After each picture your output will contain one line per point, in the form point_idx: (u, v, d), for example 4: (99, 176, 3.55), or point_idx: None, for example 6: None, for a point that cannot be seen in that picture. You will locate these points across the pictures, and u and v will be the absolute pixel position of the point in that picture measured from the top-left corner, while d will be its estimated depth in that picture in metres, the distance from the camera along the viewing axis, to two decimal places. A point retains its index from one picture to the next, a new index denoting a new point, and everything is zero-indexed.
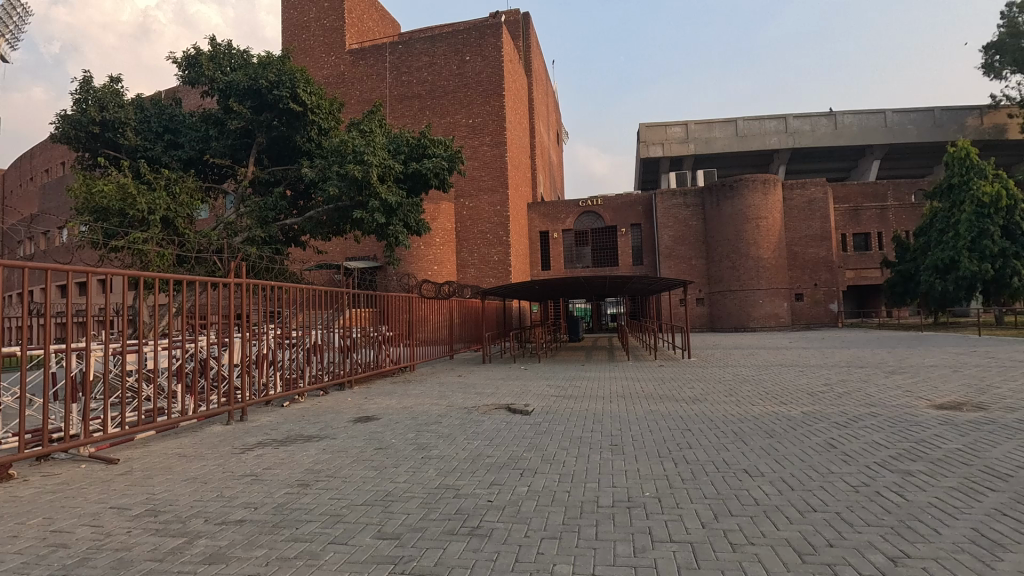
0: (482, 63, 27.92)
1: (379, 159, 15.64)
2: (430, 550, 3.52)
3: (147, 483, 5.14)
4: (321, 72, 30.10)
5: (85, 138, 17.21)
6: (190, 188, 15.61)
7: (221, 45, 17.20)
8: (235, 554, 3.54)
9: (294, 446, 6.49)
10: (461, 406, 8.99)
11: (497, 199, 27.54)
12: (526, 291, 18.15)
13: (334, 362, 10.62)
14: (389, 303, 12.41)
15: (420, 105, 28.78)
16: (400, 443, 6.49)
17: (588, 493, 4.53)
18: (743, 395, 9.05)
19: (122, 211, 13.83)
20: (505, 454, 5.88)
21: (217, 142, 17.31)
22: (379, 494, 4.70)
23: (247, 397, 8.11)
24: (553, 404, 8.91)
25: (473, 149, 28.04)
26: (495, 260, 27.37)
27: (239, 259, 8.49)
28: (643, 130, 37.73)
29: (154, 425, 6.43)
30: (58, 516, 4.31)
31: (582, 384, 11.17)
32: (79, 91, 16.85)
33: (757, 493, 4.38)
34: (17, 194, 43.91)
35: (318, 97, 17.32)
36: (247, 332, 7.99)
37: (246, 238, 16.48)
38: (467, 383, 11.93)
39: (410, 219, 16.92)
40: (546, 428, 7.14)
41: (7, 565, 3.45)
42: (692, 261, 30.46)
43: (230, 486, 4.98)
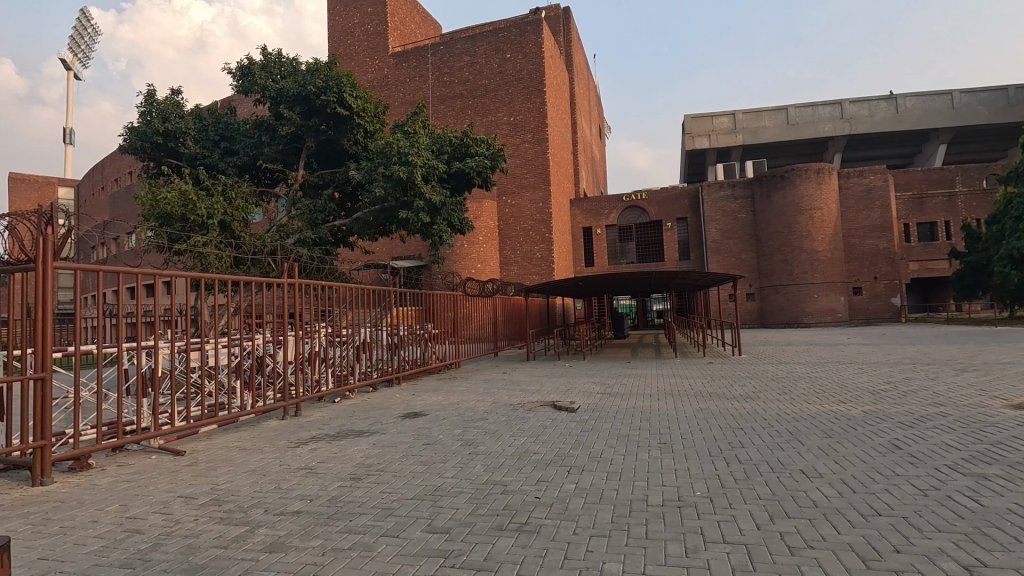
0: (523, 60, 27.91)
1: (423, 159, 15.81)
2: (480, 545, 3.56)
3: (211, 474, 5.42)
4: (365, 76, 30.89)
5: (150, 148, 18.25)
6: (245, 193, 16.34)
7: (272, 54, 17.84)
8: (293, 543, 3.68)
9: (345, 441, 6.68)
10: (505, 402, 9.03)
11: (539, 196, 27.51)
12: (569, 288, 18.03)
13: (382, 359, 10.90)
14: (434, 301, 12.62)
15: (462, 105, 29.10)
16: (447, 438, 6.59)
17: (636, 492, 4.46)
18: (798, 393, 8.71)
19: (184, 216, 14.61)
20: (552, 451, 5.87)
21: (269, 148, 18.04)
22: (428, 489, 4.77)
23: (301, 393, 8.43)
24: (599, 401, 8.81)
25: (515, 147, 28.10)
26: (537, 256, 27.35)
27: (294, 260, 8.78)
28: (688, 122, 36.37)
29: (216, 420, 6.76)
30: (131, 503, 4.60)
31: (628, 381, 11.01)
32: (143, 104, 17.90)
33: (815, 495, 4.21)
34: (90, 201, 47.10)
35: (364, 100, 17.71)
36: (300, 330, 8.27)
37: (297, 240, 17.03)
38: (511, 380, 11.93)
39: (454, 218, 17.14)
40: (592, 425, 7.07)
41: (89, 547, 3.71)
42: (742, 254, 29.47)
43: (287, 478, 5.18)
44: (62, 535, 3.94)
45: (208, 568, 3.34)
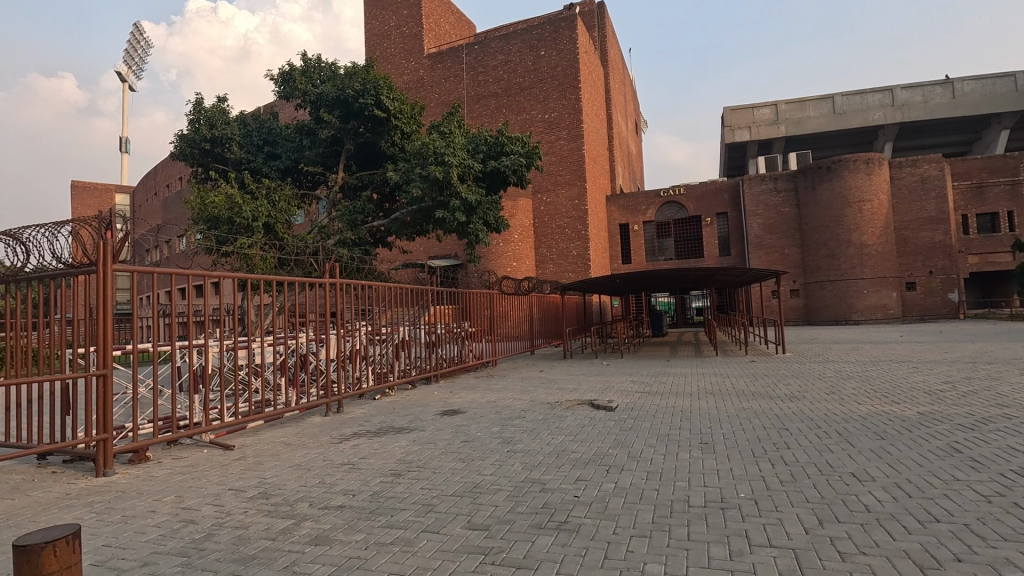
0: (557, 57, 27.76)
1: (459, 159, 15.93)
2: (519, 542, 3.57)
3: (258, 468, 5.62)
4: (401, 78, 31.34)
5: (198, 154, 19.01)
6: (288, 196, 16.85)
7: (311, 60, 18.33)
8: (337, 537, 3.77)
9: (386, 437, 6.81)
10: (543, 400, 9.03)
11: (574, 193, 27.35)
12: (606, 285, 17.85)
13: (420, 357, 11.06)
14: (470, 300, 12.73)
15: (496, 103, 29.20)
16: (485, 436, 6.63)
17: (678, 493, 4.38)
18: (847, 392, 8.40)
19: (230, 219, 15.18)
20: (590, 450, 5.83)
21: (310, 151, 18.54)
22: (467, 485, 4.82)
23: (343, 390, 8.64)
24: (638, 400, 8.70)
25: (550, 145, 28.00)
26: (573, 254, 27.17)
27: (334, 260, 8.98)
28: (727, 114, 35.41)
29: (263, 415, 7.02)
30: (186, 494, 4.81)
31: (668, 380, 10.84)
32: (192, 112, 18.70)
33: (868, 499, 4.04)
34: (144, 207, 49.35)
35: (400, 102, 17.98)
36: (341, 329, 8.49)
37: (338, 240, 17.46)
38: (548, 378, 11.86)
39: (489, 216, 17.24)
40: (630, 425, 6.98)
41: (148, 536, 3.90)
42: (785, 249, 28.54)
43: (330, 473, 5.32)
44: (124, 523, 4.15)
45: (258, 559, 3.46)
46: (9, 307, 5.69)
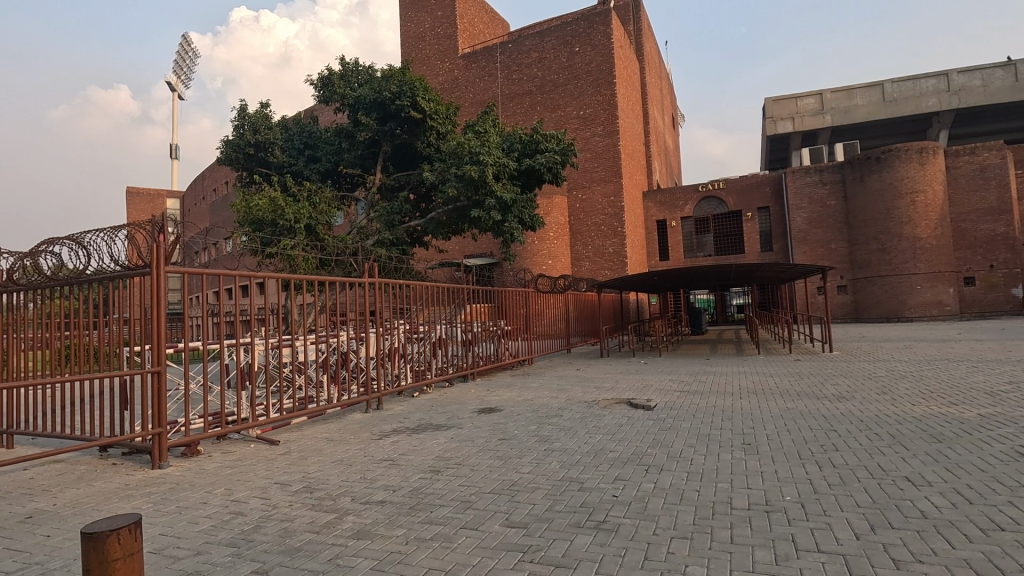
0: (592, 52, 27.48)
1: (494, 158, 15.99)
2: (557, 541, 3.55)
3: (303, 463, 5.79)
4: (436, 79, 31.68)
5: (243, 159, 19.66)
6: (328, 198, 17.25)
7: (349, 64, 18.70)
8: (379, 532, 3.85)
9: (425, 434, 6.90)
10: (579, 399, 9.00)
11: (610, 189, 27.05)
12: (643, 282, 17.60)
13: (457, 355, 11.16)
14: (506, 298, 12.79)
15: (531, 101, 29.16)
16: (523, 434, 6.64)
17: (720, 494, 4.29)
18: (900, 393, 8.04)
19: (274, 221, 15.66)
20: (629, 450, 5.75)
21: (349, 154, 18.94)
22: (505, 483, 4.83)
23: (383, 388, 8.82)
24: (677, 399, 8.55)
25: (585, 141, 27.78)
26: (610, 251, 26.88)
27: (373, 260, 9.13)
28: (769, 105, 34.33)
29: (306, 412, 7.24)
30: (235, 487, 5.00)
31: (708, 378, 10.62)
32: (237, 118, 19.38)
33: (925, 504, 3.85)
34: (193, 211, 51.43)
35: (436, 103, 18.18)
36: (381, 327, 8.67)
37: (376, 240, 17.78)
38: (585, 377, 11.81)
39: (524, 215, 17.28)
40: (670, 424, 6.84)
41: (201, 526, 4.07)
42: (831, 244, 27.51)
43: (372, 469, 5.42)
44: (178, 514, 4.34)
45: (303, 551, 3.56)
46: (72, 308, 6.01)
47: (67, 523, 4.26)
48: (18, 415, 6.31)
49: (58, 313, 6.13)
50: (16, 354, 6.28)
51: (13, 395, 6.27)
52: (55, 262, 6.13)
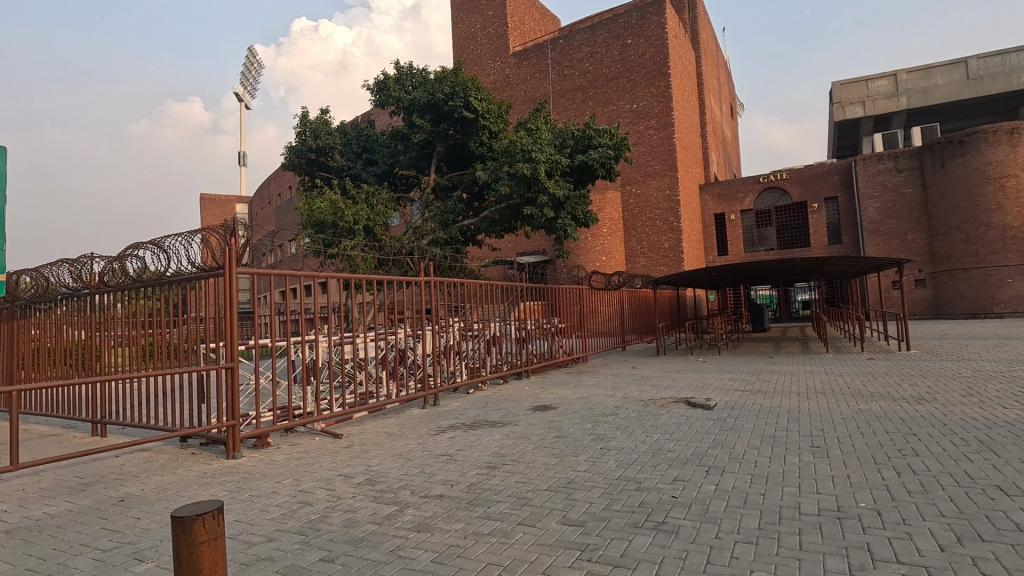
0: (645, 44, 26.89)
1: (546, 155, 15.96)
2: (616, 541, 3.51)
3: (364, 456, 5.98)
4: (488, 78, 31.91)
5: (306, 164, 20.52)
6: (384, 199, 17.71)
7: (404, 67, 19.13)
8: (438, 525, 3.93)
9: (481, 431, 6.98)
10: (635, 397, 8.83)
11: (666, 184, 26.41)
12: (701, 278, 17.08)
13: (511, 353, 11.23)
14: (559, 295, 12.76)
15: (583, 97, 28.90)
16: (578, 432, 6.59)
17: (788, 498, 4.10)
18: (990, 395, 7.41)
19: (334, 223, 16.27)
20: (688, 450, 5.60)
21: (404, 156, 19.44)
22: (561, 481, 4.82)
23: (439, 384, 9.01)
24: (739, 398, 8.25)
25: (638, 135, 27.28)
26: (665, 246, 26.27)
27: (428, 259, 9.29)
28: (836, 90, 32.56)
29: (366, 406, 7.49)
30: (302, 478, 5.24)
31: (772, 378, 10.17)
32: (300, 125, 20.25)
33: (1020, 516, 3.54)
34: (260, 215, 54.11)
35: (488, 102, 18.34)
36: (436, 325, 8.86)
37: (431, 240, 18.14)
38: (641, 375, 11.60)
39: (578, 211, 17.21)
40: (732, 424, 6.62)
41: (272, 514, 4.29)
42: (907, 235, 25.74)
43: (430, 463, 5.55)
44: (251, 501, 4.60)
45: (367, 541, 3.68)
46: (155, 307, 6.46)
47: (154, 507, 4.60)
48: (110, 407, 6.88)
49: (142, 312, 6.60)
50: (108, 350, 6.81)
51: (105, 388, 6.80)
52: (140, 265, 6.58)
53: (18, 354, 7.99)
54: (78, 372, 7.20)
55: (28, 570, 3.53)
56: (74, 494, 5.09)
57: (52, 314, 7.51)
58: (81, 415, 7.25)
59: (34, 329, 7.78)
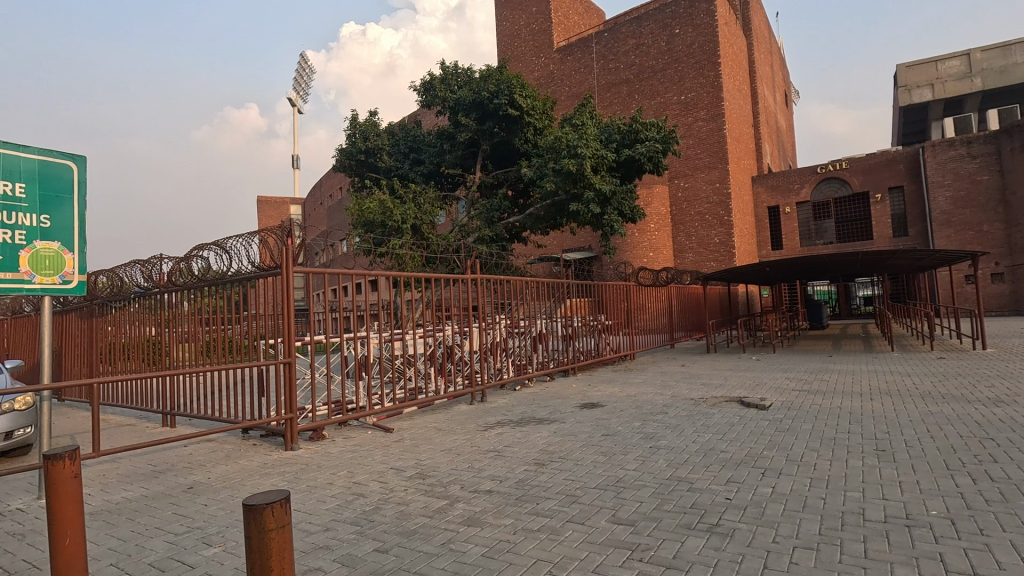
0: (694, 33, 26.18)
1: (592, 150, 15.80)
2: (668, 542, 3.45)
3: (415, 450, 6.11)
4: (533, 75, 31.87)
5: (356, 165, 21.08)
6: (431, 199, 17.98)
7: (449, 67, 19.33)
8: (488, 520, 3.97)
9: (528, 427, 6.99)
10: (685, 396, 8.65)
11: (715, 177, 25.68)
12: (754, 274, 16.54)
13: (558, 350, 11.22)
14: (606, 292, 12.64)
15: (629, 90, 28.43)
16: (627, 431, 6.51)
17: (850, 503, 3.93)
18: None
19: (383, 222, 16.66)
20: (742, 451, 5.43)
21: (450, 155, 19.70)
22: (611, 479, 4.77)
23: (486, 380, 9.11)
24: (796, 398, 7.92)
25: (687, 127, 26.61)
26: (715, 241, 25.53)
27: (475, 257, 9.40)
28: (901, 72, 30.89)
29: (415, 402, 7.67)
30: (356, 471, 5.40)
31: (831, 377, 9.75)
32: (350, 128, 20.83)
33: None
34: (313, 216, 55.99)
35: (533, 99, 18.33)
36: (483, 322, 8.97)
37: (477, 238, 18.31)
38: (690, 373, 11.35)
39: (624, 206, 16.98)
40: (789, 425, 6.38)
41: (328, 504, 4.45)
42: (982, 225, 24.03)
43: (479, 459, 5.60)
44: (310, 491, 4.79)
45: (419, 534, 3.76)
46: (218, 305, 6.79)
47: (220, 495, 4.85)
48: (179, 400, 7.30)
49: (206, 309, 6.96)
50: (176, 345, 7.21)
51: (174, 381, 7.21)
52: (204, 265, 6.94)
53: (97, 349, 8.59)
54: (149, 366, 7.67)
55: (109, 549, 3.80)
56: (148, 480, 5.43)
57: (126, 312, 8.04)
58: (152, 406, 7.72)
59: (110, 326, 8.34)
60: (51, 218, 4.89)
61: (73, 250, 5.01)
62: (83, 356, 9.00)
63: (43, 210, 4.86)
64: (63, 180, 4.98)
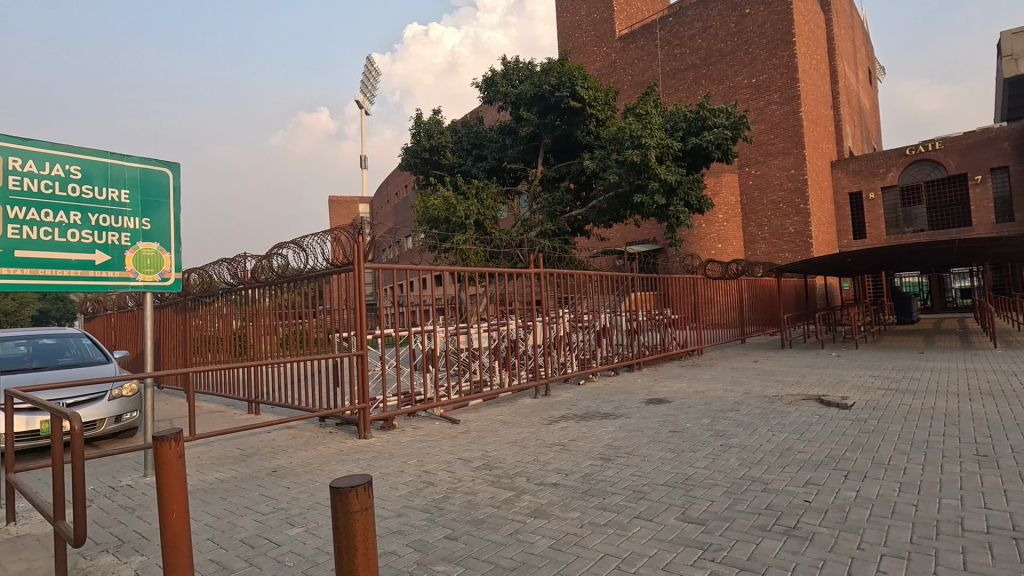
0: (766, 12, 24.88)
1: (657, 140, 15.40)
2: (741, 543, 3.34)
3: (481, 442, 6.23)
4: (594, 65, 31.36)
5: (420, 163, 21.56)
6: (493, 193, 18.16)
7: (510, 62, 19.36)
8: (554, 512, 3.99)
9: (593, 422, 6.94)
10: (758, 393, 8.27)
11: (790, 163, 24.36)
12: (833, 265, 15.55)
13: (622, 344, 11.05)
14: (671, 285, 12.31)
15: (695, 76, 27.41)
16: (696, 428, 6.32)
17: (948, 512, 3.63)
18: None
19: (447, 218, 17.00)
20: (821, 452, 5.15)
21: (512, 150, 19.82)
22: (680, 476, 4.67)
23: (549, 374, 9.14)
24: (882, 398, 7.39)
25: (759, 111, 25.37)
26: (790, 231, 24.22)
27: (538, 252, 9.41)
28: (1005, 38, 28.04)
29: (480, 395, 7.81)
30: (425, 460, 5.58)
31: (921, 375, 9.03)
32: (415, 127, 21.31)
33: None
34: (381, 213, 57.84)
35: (595, 90, 18.10)
36: (546, 317, 8.99)
37: (539, 232, 18.36)
38: (762, 369, 10.86)
39: (691, 196, 16.44)
40: (874, 426, 5.97)
41: (400, 491, 4.63)
42: None
43: (544, 452, 5.64)
44: (383, 478, 5.01)
45: (487, 523, 3.84)
46: (295, 300, 7.19)
47: (301, 479, 5.16)
48: (261, 389, 7.79)
49: (284, 304, 7.38)
50: (259, 337, 7.72)
51: (258, 371, 7.73)
52: (283, 262, 7.35)
53: (190, 341, 9.32)
54: (236, 357, 8.24)
55: (207, 525, 4.14)
56: (237, 463, 5.86)
57: (215, 306, 8.66)
58: (238, 394, 8.32)
59: (201, 319, 9.00)
60: (151, 220, 5.34)
61: (170, 250, 5.44)
62: (178, 348, 9.82)
63: (145, 214, 5.31)
64: (161, 185, 5.41)
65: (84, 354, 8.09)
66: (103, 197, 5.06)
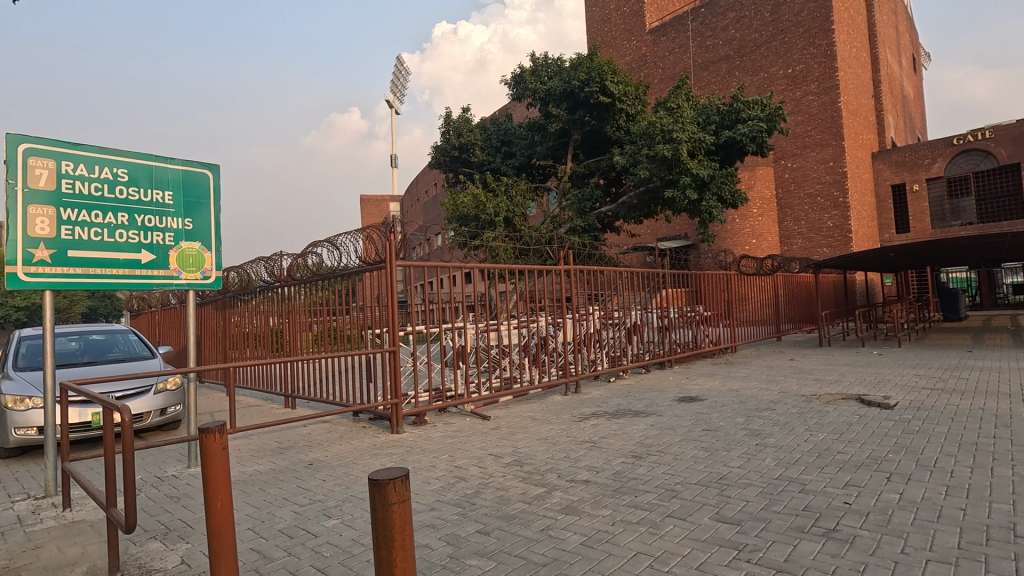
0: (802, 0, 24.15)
1: (689, 134, 15.13)
2: (778, 544, 3.28)
3: (512, 438, 6.26)
4: (624, 60, 30.98)
5: (450, 161, 21.70)
6: (523, 190, 18.16)
7: (539, 58, 19.28)
8: (585, 509, 3.99)
9: (624, 420, 6.89)
10: (795, 392, 8.07)
11: (828, 155, 23.62)
12: (874, 261, 15.04)
13: (653, 342, 10.92)
14: (704, 282, 12.09)
15: (728, 67, 26.78)
16: (730, 426, 6.21)
17: (999, 517, 3.48)
18: None
19: (477, 215, 17.08)
20: (862, 453, 5.00)
21: (541, 146, 19.78)
22: (713, 476, 4.60)
23: (579, 371, 9.11)
24: (927, 398, 7.11)
25: (795, 102, 24.66)
26: (829, 225, 23.49)
27: (568, 249, 9.36)
28: None
29: (510, 391, 7.84)
30: (457, 455, 5.64)
31: (969, 375, 8.66)
32: (445, 125, 21.43)
33: None
34: (411, 212, 58.43)
35: (625, 84, 17.91)
36: (576, 313, 8.95)
37: (569, 229, 18.27)
38: (799, 367, 10.58)
39: (725, 190, 16.11)
40: (920, 427, 5.75)
41: (432, 485, 4.70)
42: None
43: (575, 449, 5.62)
44: (415, 472, 5.09)
45: (519, 519, 3.86)
46: (329, 297, 7.34)
47: (337, 472, 5.29)
48: (297, 384, 7.99)
49: (318, 301, 7.53)
50: (294, 334, 7.92)
51: (294, 366, 7.93)
52: (317, 260, 7.50)
53: (229, 337, 9.62)
54: (273, 352, 8.47)
55: (248, 515, 4.27)
56: (275, 456, 6.04)
57: (252, 303, 8.90)
58: (275, 389, 8.55)
59: (239, 317, 9.27)
60: (193, 221, 5.53)
61: (211, 249, 5.63)
62: (218, 344, 10.14)
63: (187, 214, 5.51)
64: (202, 187, 5.60)
65: (131, 350, 8.44)
66: (148, 199, 5.27)
